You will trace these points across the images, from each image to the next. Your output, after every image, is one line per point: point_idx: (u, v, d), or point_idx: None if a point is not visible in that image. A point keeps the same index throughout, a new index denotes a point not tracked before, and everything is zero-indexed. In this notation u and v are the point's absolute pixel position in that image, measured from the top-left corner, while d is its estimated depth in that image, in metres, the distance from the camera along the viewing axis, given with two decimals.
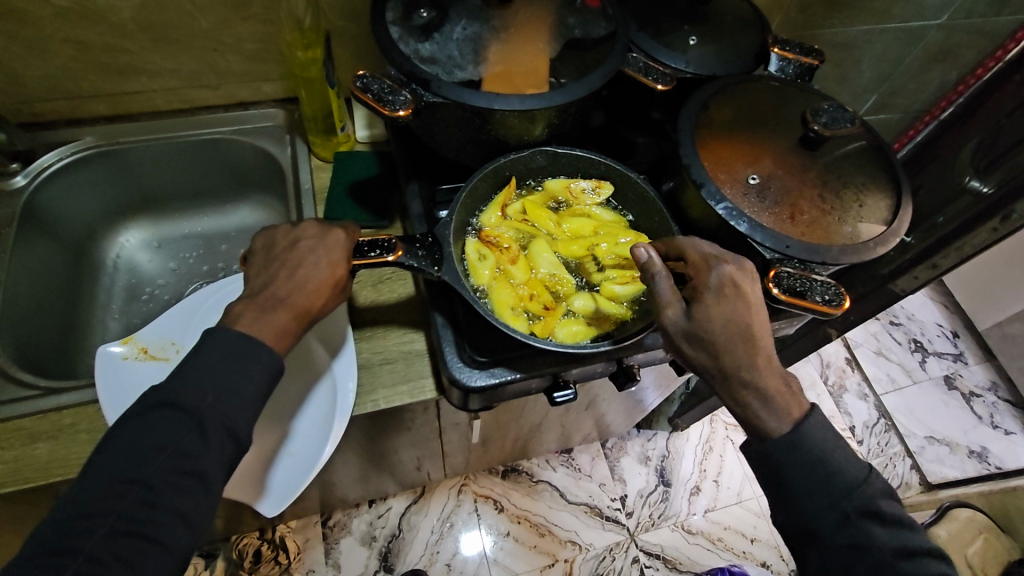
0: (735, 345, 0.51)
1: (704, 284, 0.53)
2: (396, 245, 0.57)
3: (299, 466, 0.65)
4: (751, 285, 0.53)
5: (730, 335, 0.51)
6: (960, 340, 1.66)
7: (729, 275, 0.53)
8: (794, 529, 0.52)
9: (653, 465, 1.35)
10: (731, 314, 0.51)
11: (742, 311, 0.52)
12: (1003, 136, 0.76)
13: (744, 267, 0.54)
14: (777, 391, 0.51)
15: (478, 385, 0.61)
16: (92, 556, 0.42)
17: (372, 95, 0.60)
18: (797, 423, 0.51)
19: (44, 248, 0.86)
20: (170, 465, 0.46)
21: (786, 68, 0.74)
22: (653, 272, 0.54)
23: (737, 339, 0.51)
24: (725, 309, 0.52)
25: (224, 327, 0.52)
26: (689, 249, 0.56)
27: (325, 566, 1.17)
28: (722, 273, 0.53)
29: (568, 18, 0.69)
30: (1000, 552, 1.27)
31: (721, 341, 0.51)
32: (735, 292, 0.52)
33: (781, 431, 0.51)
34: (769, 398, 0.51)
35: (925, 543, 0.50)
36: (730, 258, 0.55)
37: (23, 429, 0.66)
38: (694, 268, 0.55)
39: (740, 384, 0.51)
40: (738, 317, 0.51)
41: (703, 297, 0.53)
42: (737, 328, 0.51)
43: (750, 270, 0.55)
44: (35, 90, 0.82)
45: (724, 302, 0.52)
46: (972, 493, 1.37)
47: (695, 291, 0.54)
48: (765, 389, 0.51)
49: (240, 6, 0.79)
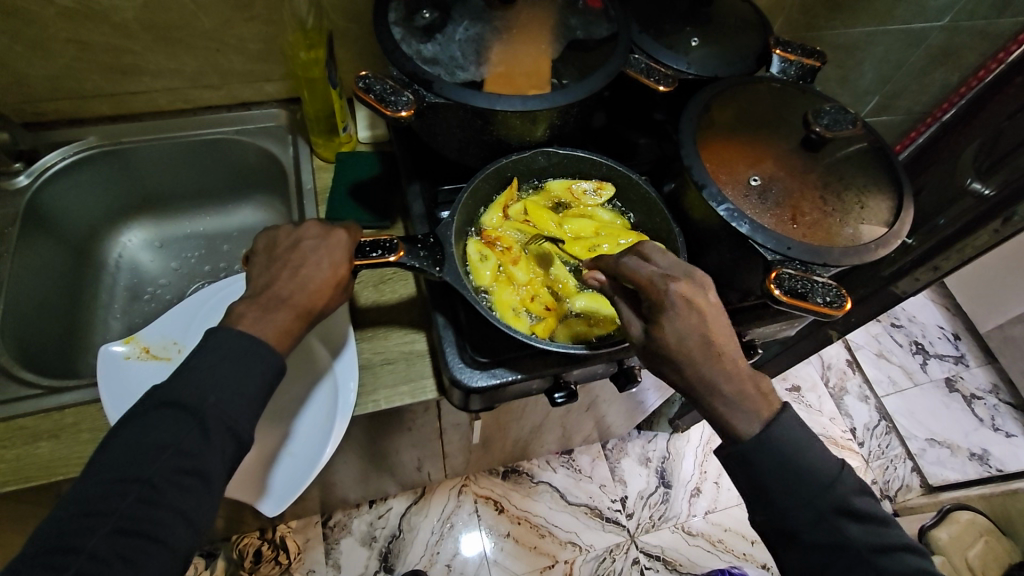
0: (695, 360, 0.50)
1: (657, 303, 0.51)
2: (398, 245, 0.58)
3: (300, 466, 0.65)
4: (705, 295, 0.51)
5: (691, 351, 0.50)
6: (961, 342, 1.66)
7: (679, 292, 0.51)
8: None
9: (653, 466, 1.35)
10: (687, 330, 0.50)
11: (698, 325, 0.50)
12: (1004, 138, 0.76)
13: (695, 279, 0.52)
14: (745, 396, 0.50)
15: (479, 385, 0.61)
16: (95, 554, 0.42)
17: (375, 96, 0.60)
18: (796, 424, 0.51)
19: (46, 248, 0.86)
20: (172, 465, 0.46)
21: (788, 70, 0.73)
22: (613, 297, 0.55)
23: (699, 354, 0.50)
24: (680, 326, 0.50)
25: (227, 327, 0.52)
26: (635, 270, 0.53)
27: (325, 566, 1.17)
28: (671, 292, 0.51)
29: (570, 19, 0.69)
30: (1001, 555, 1.25)
31: (681, 357, 0.50)
32: (688, 307, 0.50)
33: (753, 432, 0.50)
34: (738, 404, 0.50)
35: (896, 538, 0.51)
36: (681, 270, 0.53)
37: (25, 428, 0.66)
38: (642, 289, 0.52)
39: (706, 394, 0.50)
40: (695, 331, 0.50)
41: (658, 315, 0.51)
42: (697, 342, 0.50)
43: (702, 279, 0.53)
44: (38, 90, 0.83)
45: (678, 318, 0.50)
46: (971, 495, 1.35)
47: (650, 308, 0.52)
48: (731, 397, 0.50)
49: (243, 6, 0.79)
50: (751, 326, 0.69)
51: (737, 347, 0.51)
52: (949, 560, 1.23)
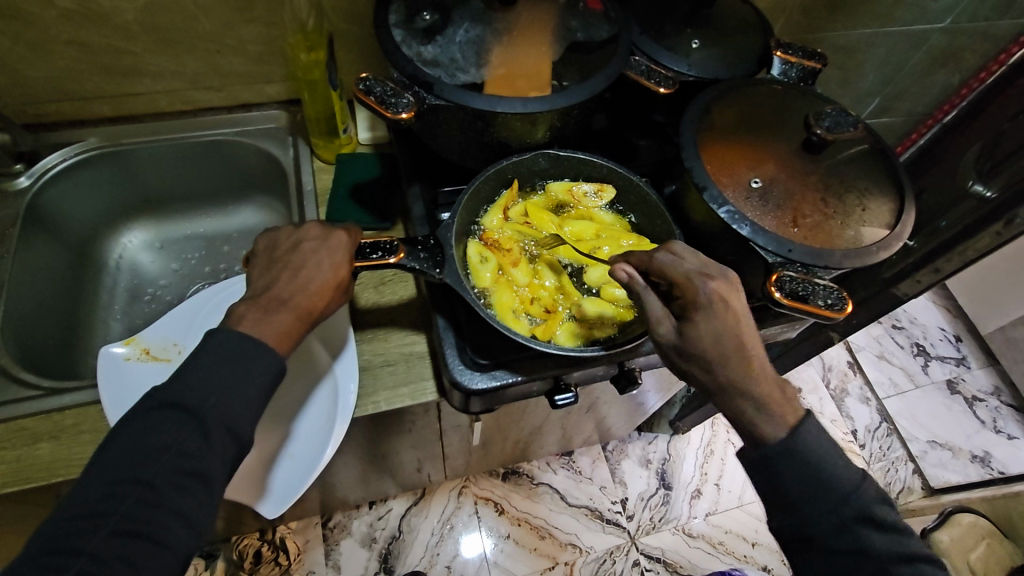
0: (727, 358, 0.50)
1: (692, 301, 0.52)
2: (398, 248, 0.57)
3: (299, 467, 0.65)
4: (739, 296, 0.52)
5: (721, 349, 0.50)
6: (963, 344, 1.65)
7: (716, 290, 0.51)
8: (794, 532, 0.52)
9: (654, 468, 1.35)
10: (721, 328, 0.50)
11: (732, 324, 0.51)
12: (1006, 140, 0.76)
13: (730, 279, 0.53)
14: (772, 399, 0.51)
15: (479, 387, 0.61)
16: (95, 556, 0.42)
17: (376, 98, 0.60)
18: (798, 425, 0.51)
19: (46, 249, 0.86)
20: (173, 466, 0.46)
21: (789, 72, 0.73)
22: (639, 290, 0.54)
23: (729, 353, 0.50)
24: (715, 324, 0.51)
25: (227, 328, 0.52)
26: (668, 267, 0.54)
27: (324, 567, 1.17)
28: (708, 289, 0.51)
29: (571, 21, 0.69)
30: (1003, 558, 1.26)
31: (713, 355, 0.50)
32: (724, 305, 0.51)
33: (777, 438, 0.51)
34: (765, 406, 0.50)
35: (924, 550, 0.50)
36: (717, 269, 0.53)
37: (25, 429, 0.66)
38: (679, 286, 0.53)
39: (735, 394, 0.50)
40: (729, 330, 0.50)
41: (692, 312, 0.51)
42: (729, 341, 0.50)
43: (735, 281, 0.53)
44: (39, 91, 0.83)
45: (713, 316, 0.51)
46: (975, 498, 1.36)
47: (683, 306, 0.52)
48: (759, 399, 0.50)
49: (244, 8, 0.79)
50: None
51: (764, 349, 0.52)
52: (952, 562, 1.24)
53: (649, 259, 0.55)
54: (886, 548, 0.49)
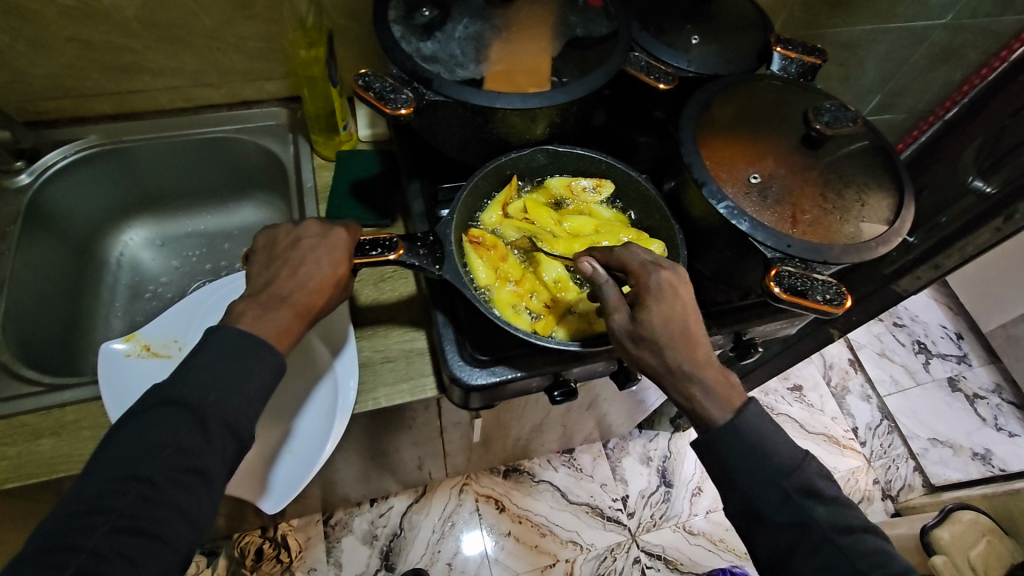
0: (676, 343, 0.51)
1: (643, 289, 0.53)
2: (398, 244, 0.58)
3: (299, 464, 0.65)
4: (687, 288, 0.54)
5: (671, 334, 0.51)
6: (965, 342, 1.65)
7: (666, 279, 0.53)
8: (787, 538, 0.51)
9: (655, 465, 1.35)
10: (669, 313, 0.51)
11: (679, 311, 0.52)
12: (1007, 136, 0.76)
13: (679, 271, 0.54)
14: (718, 382, 0.51)
15: (478, 383, 0.61)
16: (96, 552, 0.42)
17: (374, 93, 0.59)
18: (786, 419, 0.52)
19: (48, 247, 0.86)
20: (173, 463, 0.46)
21: (789, 68, 0.73)
22: (600, 282, 0.54)
23: (677, 337, 0.51)
24: (664, 310, 0.51)
25: (227, 325, 0.52)
26: (628, 256, 0.56)
27: (326, 565, 1.18)
28: (659, 278, 0.53)
29: (570, 17, 0.69)
30: (1003, 555, 1.20)
31: (664, 340, 0.51)
32: (671, 293, 0.52)
33: (724, 419, 0.51)
34: (711, 390, 0.51)
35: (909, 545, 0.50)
36: (663, 261, 0.55)
37: (27, 425, 0.66)
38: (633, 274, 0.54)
39: (683, 377, 0.50)
40: (676, 316, 0.51)
41: (644, 299, 0.52)
42: (677, 328, 0.51)
43: (685, 273, 0.55)
44: (39, 89, 0.83)
45: (662, 303, 0.52)
46: (975, 495, 1.33)
47: (635, 295, 0.53)
48: (707, 383, 0.50)
49: (243, 5, 0.79)
50: (752, 325, 0.69)
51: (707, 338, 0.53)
52: (953, 560, 1.17)
53: (608, 252, 0.57)
54: (872, 543, 0.50)
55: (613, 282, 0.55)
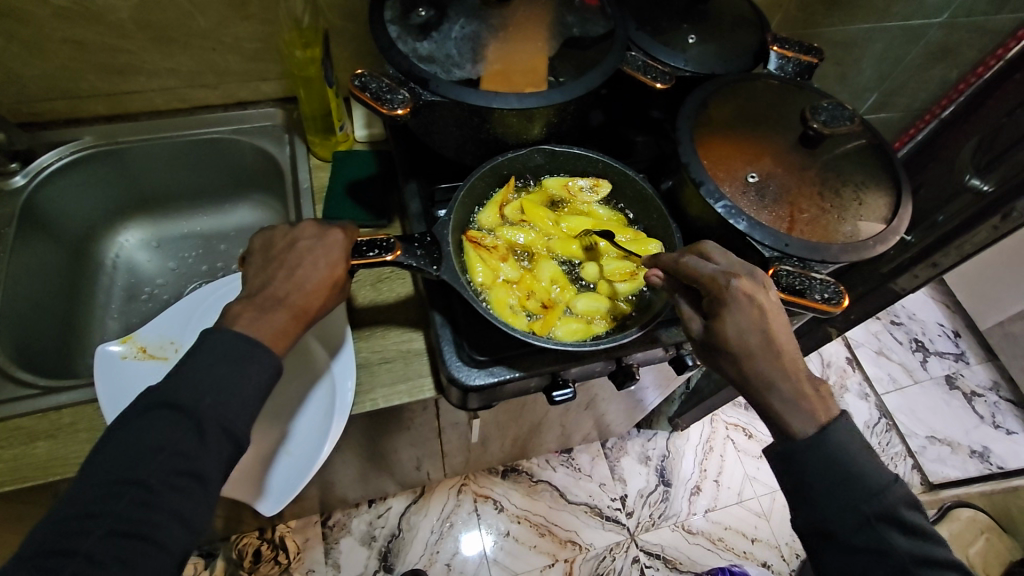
0: (756, 357, 0.50)
1: (717, 299, 0.51)
2: (395, 245, 0.57)
3: (298, 465, 0.65)
4: (766, 292, 0.51)
5: (751, 348, 0.50)
6: (962, 339, 1.65)
7: (742, 289, 0.50)
8: None
9: (653, 464, 1.35)
10: (748, 325, 0.50)
11: (758, 321, 0.50)
12: (1003, 133, 0.76)
13: (756, 277, 0.52)
14: (805, 396, 0.50)
15: (477, 384, 0.61)
16: (90, 557, 0.42)
17: (371, 94, 0.59)
18: (822, 414, 0.51)
19: (43, 248, 0.86)
20: (169, 466, 0.46)
21: (786, 66, 0.73)
22: (671, 293, 0.55)
23: (759, 350, 0.50)
24: (741, 322, 0.50)
25: (223, 328, 0.52)
26: (698, 266, 0.53)
27: (324, 566, 1.17)
28: (734, 287, 0.50)
29: (567, 17, 0.69)
30: (1002, 552, 1.25)
31: (742, 354, 0.50)
32: (749, 303, 0.50)
33: (808, 433, 0.50)
34: (797, 405, 0.50)
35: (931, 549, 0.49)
36: (740, 266, 0.53)
37: (22, 428, 0.66)
38: (704, 284, 0.52)
39: (766, 392, 0.50)
40: (755, 328, 0.50)
41: (719, 312, 0.50)
42: (757, 340, 0.50)
43: (762, 278, 0.52)
44: (34, 90, 0.82)
45: (739, 315, 0.50)
46: (973, 492, 1.37)
47: (709, 305, 0.51)
48: (791, 398, 0.50)
49: (239, 5, 0.79)
50: None
51: (793, 343, 0.51)
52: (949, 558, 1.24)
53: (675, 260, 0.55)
54: (906, 547, 0.48)
55: (685, 292, 0.55)
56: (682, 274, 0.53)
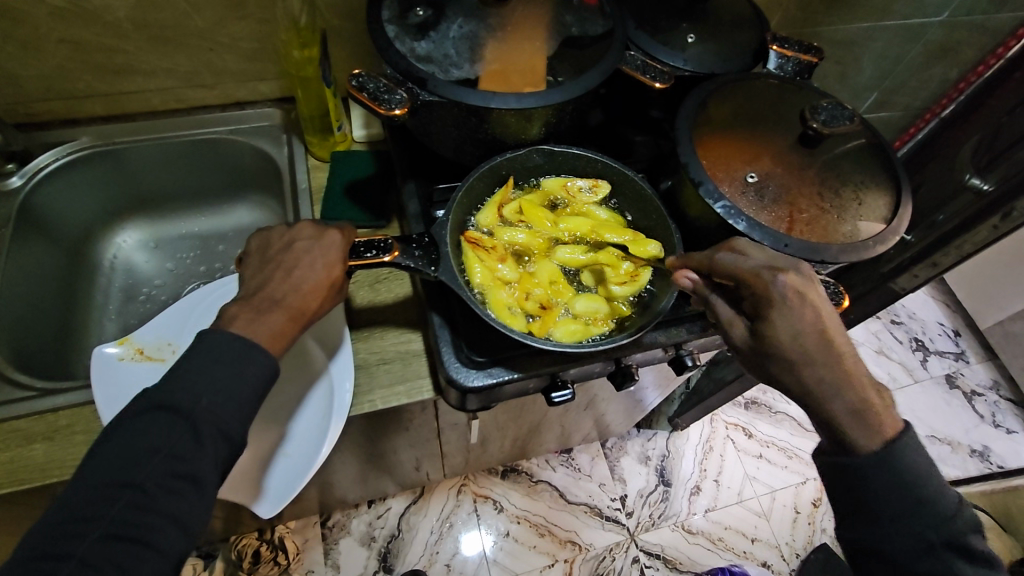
0: (812, 359, 0.48)
1: (763, 297, 0.49)
2: (393, 246, 0.57)
3: (297, 467, 0.64)
4: (813, 287, 0.49)
5: (805, 349, 0.48)
6: (962, 338, 1.65)
7: (790, 285, 0.48)
8: None
9: (653, 464, 1.35)
10: (799, 323, 0.48)
11: (809, 319, 0.48)
12: (1003, 132, 0.76)
13: (802, 272, 0.50)
14: (868, 406, 0.48)
15: (475, 385, 0.61)
16: (85, 560, 0.42)
17: (369, 94, 0.59)
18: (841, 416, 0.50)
19: (40, 249, 0.86)
20: (165, 469, 0.45)
21: (785, 66, 0.72)
22: (706, 294, 0.54)
23: (814, 351, 0.48)
24: (791, 321, 0.48)
25: (219, 329, 0.51)
26: (737, 265, 0.51)
27: (324, 566, 1.17)
28: (781, 284, 0.48)
29: (565, 16, 0.69)
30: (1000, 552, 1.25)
31: (796, 356, 0.48)
32: (799, 299, 0.48)
33: (872, 448, 0.48)
34: (860, 414, 0.48)
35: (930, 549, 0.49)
36: (783, 261, 0.51)
37: (19, 430, 0.66)
38: (745, 282, 0.50)
39: (825, 397, 0.48)
40: (806, 326, 0.48)
41: (767, 312, 0.49)
42: (810, 340, 0.48)
43: (808, 272, 0.50)
44: (31, 90, 0.82)
45: (789, 313, 0.48)
46: (973, 492, 1.36)
47: (753, 305, 0.50)
48: (851, 407, 0.47)
49: (236, 5, 0.78)
50: None
51: (847, 342, 0.49)
52: None
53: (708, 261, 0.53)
54: (906, 549, 0.48)
55: (721, 295, 0.53)
56: (720, 275, 0.52)
